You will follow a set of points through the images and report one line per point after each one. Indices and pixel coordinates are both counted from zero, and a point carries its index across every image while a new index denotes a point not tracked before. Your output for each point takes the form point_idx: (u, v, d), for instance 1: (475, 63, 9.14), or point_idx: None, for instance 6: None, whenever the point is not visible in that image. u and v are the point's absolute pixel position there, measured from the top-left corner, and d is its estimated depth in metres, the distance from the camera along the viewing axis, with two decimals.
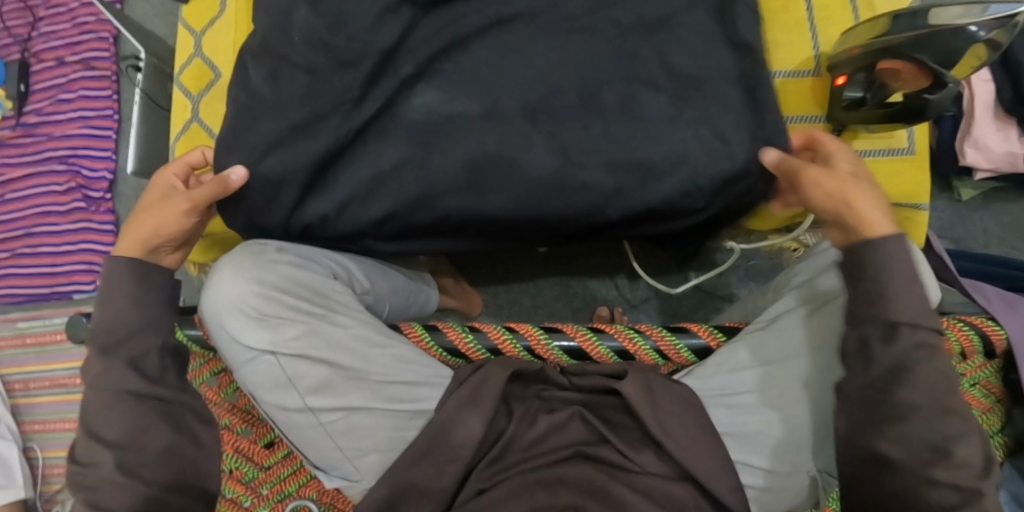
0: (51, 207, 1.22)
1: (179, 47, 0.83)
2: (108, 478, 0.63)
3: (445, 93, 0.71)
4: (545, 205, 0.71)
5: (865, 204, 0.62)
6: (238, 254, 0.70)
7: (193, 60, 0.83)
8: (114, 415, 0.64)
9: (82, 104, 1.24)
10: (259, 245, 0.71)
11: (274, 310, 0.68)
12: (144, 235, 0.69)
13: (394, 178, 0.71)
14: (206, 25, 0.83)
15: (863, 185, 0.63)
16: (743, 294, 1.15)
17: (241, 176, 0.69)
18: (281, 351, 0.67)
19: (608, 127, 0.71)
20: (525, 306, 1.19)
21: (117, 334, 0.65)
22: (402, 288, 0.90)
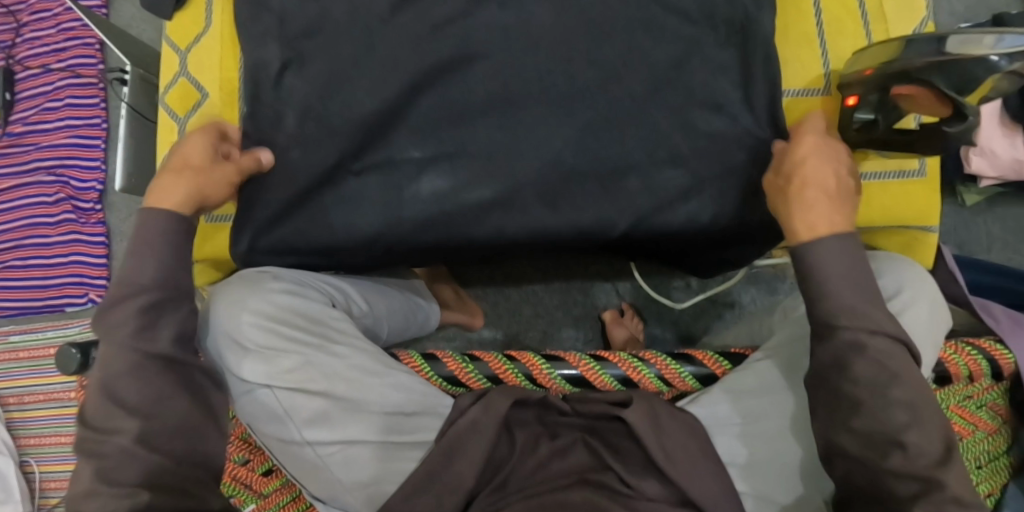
0: (42, 219, 1.20)
1: (163, 66, 0.80)
2: (126, 449, 0.59)
3: (442, 113, 0.69)
4: (542, 226, 0.69)
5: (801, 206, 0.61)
6: (236, 285, 0.69)
7: (179, 80, 0.80)
8: (137, 377, 0.60)
9: (70, 113, 1.21)
10: (258, 274, 0.70)
11: (271, 342, 0.66)
12: (188, 196, 0.64)
13: (391, 199, 0.69)
14: (191, 43, 0.80)
15: (810, 197, 0.61)
16: (745, 301, 1.14)
17: (273, 160, 0.70)
18: (277, 384, 0.65)
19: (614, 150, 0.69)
20: (525, 314, 1.16)
21: (149, 294, 0.61)
22: (400, 309, 0.87)
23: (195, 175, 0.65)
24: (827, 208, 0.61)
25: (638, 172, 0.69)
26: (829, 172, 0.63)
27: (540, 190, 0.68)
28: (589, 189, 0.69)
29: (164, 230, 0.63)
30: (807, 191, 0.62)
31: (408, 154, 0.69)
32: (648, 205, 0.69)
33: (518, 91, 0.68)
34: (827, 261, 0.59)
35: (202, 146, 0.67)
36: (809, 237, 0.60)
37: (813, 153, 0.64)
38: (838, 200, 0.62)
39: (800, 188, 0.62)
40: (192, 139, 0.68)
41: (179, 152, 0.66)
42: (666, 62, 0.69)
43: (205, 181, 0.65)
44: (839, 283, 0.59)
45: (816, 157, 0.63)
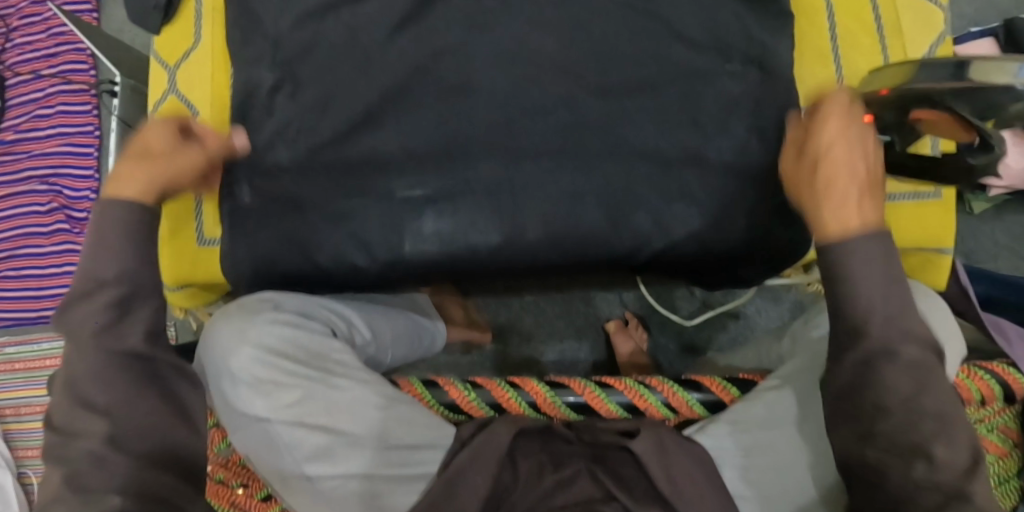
0: (34, 228, 1.17)
1: (152, 84, 0.78)
2: (97, 467, 0.55)
3: (445, 137, 0.68)
4: (552, 250, 0.68)
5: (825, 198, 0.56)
6: (238, 316, 0.67)
7: (167, 97, 0.78)
8: (107, 378, 0.55)
9: (62, 120, 1.18)
10: (259, 304, 0.68)
11: (270, 376, 0.65)
12: (161, 184, 0.59)
13: (392, 226, 0.67)
14: (180, 58, 0.78)
15: (838, 191, 0.55)
16: (752, 311, 1.10)
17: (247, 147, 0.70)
18: (279, 419, 0.64)
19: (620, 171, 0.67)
20: (526, 324, 1.14)
21: (115, 288, 0.56)
22: (405, 334, 0.85)
23: (168, 162, 0.60)
24: (855, 199, 0.54)
25: (644, 197, 0.67)
26: (857, 151, 0.56)
27: (544, 214, 0.66)
28: (596, 214, 0.67)
29: (130, 226, 0.57)
30: (835, 184, 0.55)
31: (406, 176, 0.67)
32: (655, 230, 0.67)
33: (522, 116, 0.68)
34: (859, 254, 0.53)
35: (165, 136, 0.61)
36: (837, 232, 0.54)
37: (842, 128, 0.56)
38: (870, 190, 0.55)
39: (827, 179, 0.56)
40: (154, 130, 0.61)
41: (147, 136, 0.61)
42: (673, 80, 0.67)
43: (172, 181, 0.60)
44: (867, 280, 0.53)
45: (845, 137, 0.56)
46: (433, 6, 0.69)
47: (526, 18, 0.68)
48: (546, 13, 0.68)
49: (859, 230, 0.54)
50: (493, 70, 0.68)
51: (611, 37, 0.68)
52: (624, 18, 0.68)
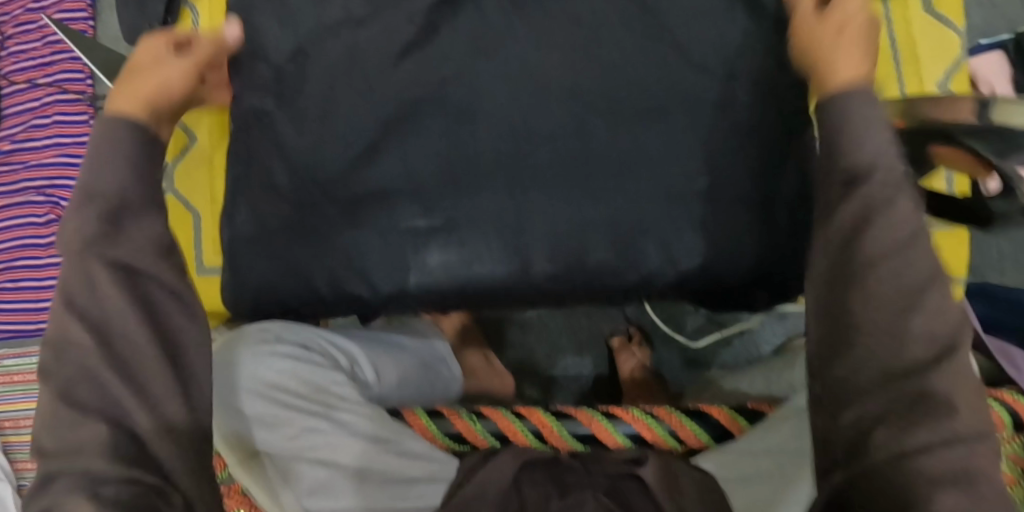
0: (32, 240, 1.16)
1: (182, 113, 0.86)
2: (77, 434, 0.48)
3: (450, 166, 0.67)
4: (560, 279, 0.68)
5: (835, 53, 0.53)
6: (242, 350, 0.68)
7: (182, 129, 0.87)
8: (102, 289, 0.48)
9: (58, 130, 1.16)
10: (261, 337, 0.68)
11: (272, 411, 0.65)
12: (161, 103, 0.56)
13: (399, 258, 0.67)
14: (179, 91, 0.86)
15: (849, 35, 0.53)
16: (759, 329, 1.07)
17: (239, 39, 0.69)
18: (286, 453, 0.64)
19: (627, 200, 0.67)
20: (530, 341, 1.13)
21: (106, 206, 0.50)
22: (414, 369, 0.80)
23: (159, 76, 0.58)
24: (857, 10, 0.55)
25: (653, 227, 0.67)
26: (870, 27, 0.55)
27: (551, 246, 0.67)
28: (603, 245, 0.67)
29: (131, 138, 0.52)
30: (846, 25, 0.54)
31: (413, 205, 0.67)
32: (664, 263, 0.68)
33: (529, 143, 0.67)
34: (859, 99, 0.50)
35: (158, 54, 0.60)
36: (843, 82, 0.51)
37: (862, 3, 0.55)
38: (869, 49, 0.53)
39: (836, 30, 0.54)
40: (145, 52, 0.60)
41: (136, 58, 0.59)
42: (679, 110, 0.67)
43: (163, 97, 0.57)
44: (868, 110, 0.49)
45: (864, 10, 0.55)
46: (438, 30, 0.68)
47: (533, 46, 0.67)
48: (554, 38, 0.67)
49: (864, 77, 0.51)
50: (498, 95, 0.67)
51: (620, 64, 0.67)
52: (633, 43, 0.67)
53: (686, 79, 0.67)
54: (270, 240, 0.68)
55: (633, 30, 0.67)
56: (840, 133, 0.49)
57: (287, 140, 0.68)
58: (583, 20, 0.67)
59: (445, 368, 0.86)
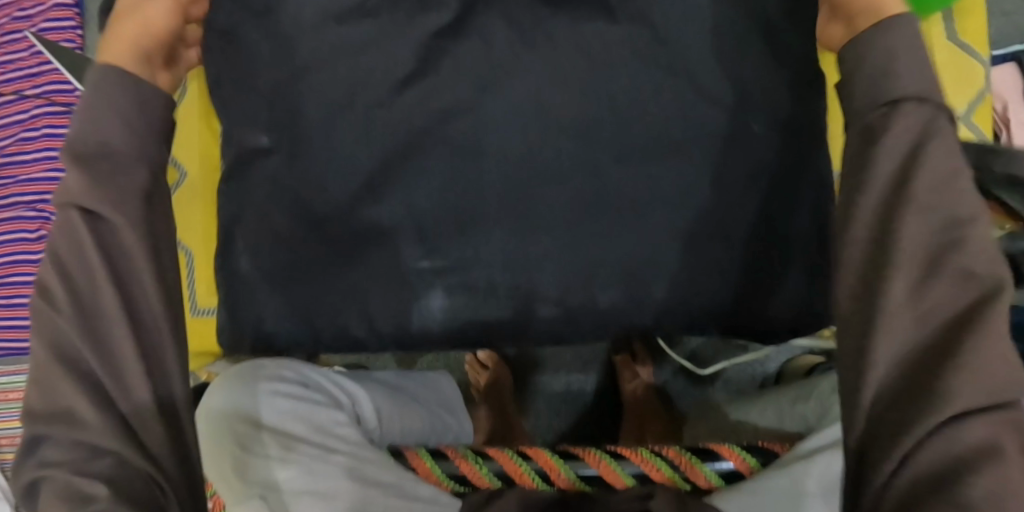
0: (23, 256, 1.13)
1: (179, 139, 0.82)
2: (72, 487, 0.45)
3: (456, 204, 0.65)
4: (569, 316, 0.67)
5: None
6: (238, 382, 0.64)
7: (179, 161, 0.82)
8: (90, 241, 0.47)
9: (48, 144, 1.13)
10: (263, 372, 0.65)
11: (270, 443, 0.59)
12: (143, 50, 0.55)
13: (403, 297, 0.66)
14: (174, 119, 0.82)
15: None
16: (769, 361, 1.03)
17: None
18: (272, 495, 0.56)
19: (637, 238, 0.65)
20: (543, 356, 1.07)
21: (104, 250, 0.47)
22: (417, 414, 0.77)
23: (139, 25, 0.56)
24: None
25: (663, 265, 0.65)
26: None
27: (559, 286, 0.66)
28: (612, 284, 0.66)
29: (118, 89, 0.51)
30: None
31: (419, 244, 0.65)
32: (674, 301, 0.67)
33: (536, 179, 0.65)
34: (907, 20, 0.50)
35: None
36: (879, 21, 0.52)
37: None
38: None
39: None
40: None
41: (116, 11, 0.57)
42: (691, 145, 0.65)
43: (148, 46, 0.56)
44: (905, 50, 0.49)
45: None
46: (441, 61, 0.65)
47: (541, 77, 0.65)
48: (562, 69, 0.64)
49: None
50: (505, 130, 0.65)
51: (629, 96, 0.65)
52: (644, 73, 0.65)
53: (699, 112, 0.65)
54: (271, 279, 0.66)
55: (643, 60, 0.65)
56: (876, 67, 0.49)
57: (286, 175, 0.65)
58: (591, 49, 0.64)
59: (451, 422, 0.83)
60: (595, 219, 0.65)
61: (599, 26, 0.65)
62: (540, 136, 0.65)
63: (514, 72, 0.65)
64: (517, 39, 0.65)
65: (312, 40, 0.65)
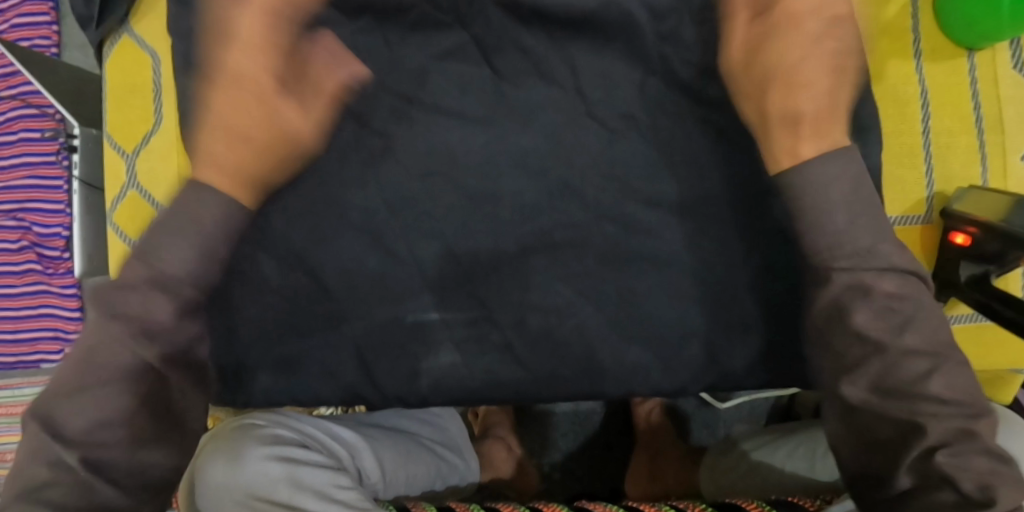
0: (4, 267, 1.07)
1: (107, 177, 0.63)
2: None
3: (467, 247, 0.59)
4: (589, 374, 0.60)
5: (790, 115, 0.52)
6: (224, 440, 0.58)
7: (127, 193, 0.63)
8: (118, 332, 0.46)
9: (25, 149, 1.05)
10: (261, 427, 0.59)
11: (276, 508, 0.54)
12: (248, 164, 0.53)
13: (407, 352, 0.60)
14: (140, 143, 0.63)
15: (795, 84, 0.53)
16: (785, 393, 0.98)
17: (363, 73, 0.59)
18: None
19: (668, 282, 0.59)
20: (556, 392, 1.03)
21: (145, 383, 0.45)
22: (421, 464, 0.73)
23: (258, 129, 0.54)
24: (808, 46, 0.53)
25: (695, 319, 0.59)
26: (829, 63, 0.53)
27: (580, 345, 0.59)
28: (641, 335, 0.59)
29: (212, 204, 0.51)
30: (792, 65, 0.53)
31: (429, 289, 0.60)
32: (703, 360, 0.60)
33: (554, 226, 0.59)
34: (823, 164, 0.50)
35: (270, 51, 0.54)
36: (804, 152, 0.51)
37: (809, 45, 0.53)
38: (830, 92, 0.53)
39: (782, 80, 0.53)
40: (229, 59, 0.54)
41: (220, 111, 0.53)
42: (728, 179, 0.59)
43: (286, 157, 0.56)
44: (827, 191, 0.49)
45: (807, 51, 0.52)
46: (447, 90, 0.59)
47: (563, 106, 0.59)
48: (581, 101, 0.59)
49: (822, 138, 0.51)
50: (521, 166, 0.59)
51: (660, 137, 0.59)
52: (677, 110, 0.59)
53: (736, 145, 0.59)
54: (267, 326, 0.60)
55: (673, 93, 0.59)
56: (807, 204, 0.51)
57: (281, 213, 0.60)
58: (615, 82, 0.59)
59: (456, 465, 0.79)
60: (621, 260, 0.59)
61: (625, 59, 0.59)
62: (562, 172, 0.59)
63: (531, 108, 0.59)
64: (534, 73, 0.60)
65: None
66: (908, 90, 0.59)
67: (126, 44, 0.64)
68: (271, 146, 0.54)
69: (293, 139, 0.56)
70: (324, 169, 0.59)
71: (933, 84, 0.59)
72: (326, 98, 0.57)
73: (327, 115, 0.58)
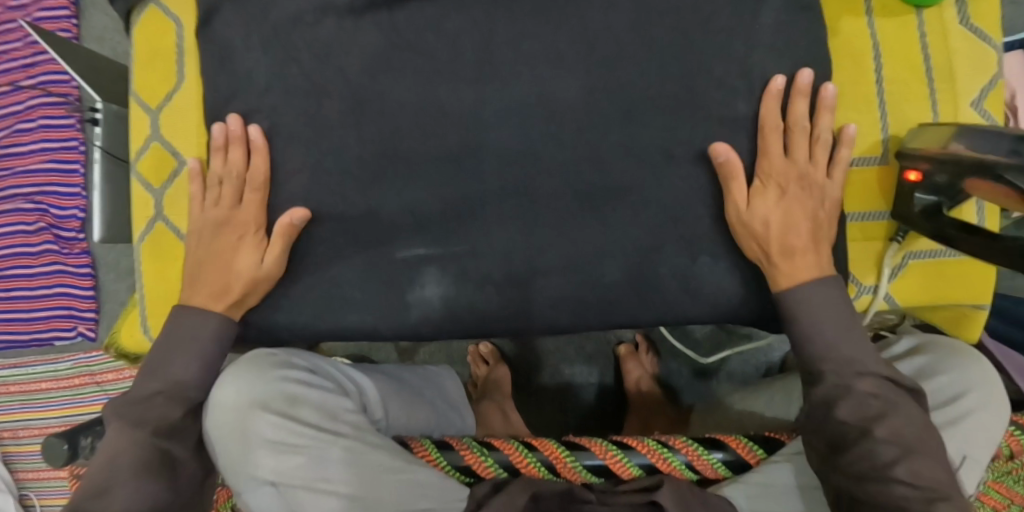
0: (22, 248, 1.12)
1: (132, 131, 0.70)
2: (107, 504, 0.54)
3: (457, 190, 0.66)
4: (572, 307, 0.66)
5: (786, 247, 0.61)
6: (239, 368, 0.62)
7: (150, 145, 0.70)
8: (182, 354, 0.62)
9: (43, 135, 1.11)
10: (272, 358, 0.63)
11: (282, 436, 0.59)
12: (211, 291, 0.63)
13: (403, 284, 0.66)
14: (164, 100, 0.70)
15: (795, 238, 0.61)
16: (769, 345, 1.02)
17: (303, 215, 0.65)
18: (285, 482, 0.58)
19: (642, 224, 0.65)
20: (550, 362, 1.07)
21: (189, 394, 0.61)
22: (421, 404, 0.77)
23: (223, 265, 0.64)
24: (777, 202, 0.61)
25: (666, 256, 0.65)
26: (799, 214, 0.61)
27: (560, 279, 0.65)
28: (619, 270, 0.65)
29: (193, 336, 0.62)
30: (791, 204, 0.61)
31: (425, 230, 0.66)
32: (674, 291, 0.65)
33: (535, 172, 0.65)
34: (813, 294, 0.60)
35: (238, 208, 0.65)
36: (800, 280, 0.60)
37: (778, 201, 0.61)
38: (820, 239, 0.62)
39: (784, 237, 0.61)
40: (208, 216, 0.65)
41: (204, 244, 0.65)
42: (695, 127, 0.64)
43: (251, 294, 0.65)
44: (818, 321, 0.60)
45: (777, 209, 0.61)
46: (440, 48, 0.66)
47: (545, 61, 0.65)
48: (560, 57, 0.65)
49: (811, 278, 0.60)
50: (508, 117, 0.65)
51: (631, 92, 0.64)
52: (647, 67, 0.64)
53: (703, 97, 0.64)
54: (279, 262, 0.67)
55: (646, 50, 0.64)
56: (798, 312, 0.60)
57: (296, 161, 0.66)
58: (593, 41, 0.64)
59: (455, 412, 0.84)
60: (598, 206, 0.65)
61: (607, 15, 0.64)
62: (547, 122, 0.65)
63: (516, 64, 0.65)
64: (518, 32, 0.65)
65: (322, 35, 0.66)
66: (861, 43, 0.65)
67: (153, 10, 0.70)
68: (236, 281, 0.64)
69: (259, 278, 0.64)
70: (331, 122, 0.66)
71: (885, 36, 0.65)
72: (278, 239, 0.64)
73: (284, 255, 0.65)
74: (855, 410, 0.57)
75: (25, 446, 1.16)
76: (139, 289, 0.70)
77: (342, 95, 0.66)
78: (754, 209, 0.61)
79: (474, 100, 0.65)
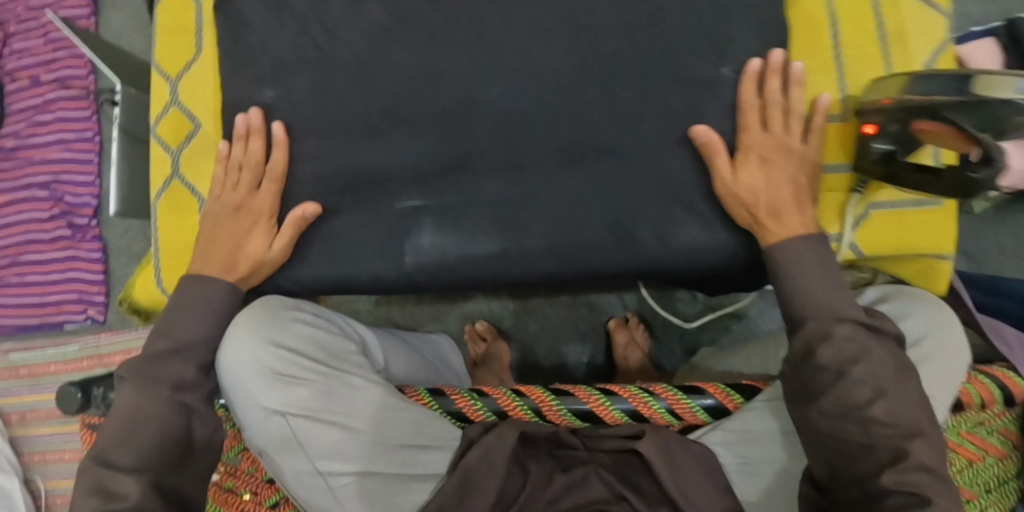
0: (35, 235, 1.17)
1: (154, 96, 0.77)
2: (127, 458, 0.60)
3: (449, 148, 0.71)
4: (557, 258, 0.70)
5: (771, 208, 0.65)
6: (249, 310, 0.66)
7: (170, 109, 0.77)
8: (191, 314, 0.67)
9: (61, 127, 1.17)
10: (280, 302, 0.67)
11: (289, 370, 0.63)
12: (222, 265, 0.69)
13: (399, 237, 0.71)
14: (182, 70, 0.77)
15: (780, 206, 0.65)
16: (753, 313, 1.05)
17: (315, 210, 0.70)
18: (292, 412, 0.63)
19: (622, 179, 0.69)
20: (544, 339, 1.10)
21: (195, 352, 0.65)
22: (419, 360, 0.81)
23: (234, 245, 0.69)
24: (761, 169, 0.66)
25: (645, 209, 0.69)
26: (783, 180, 0.66)
27: (547, 232, 0.69)
28: (601, 222, 0.69)
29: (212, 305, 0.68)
30: (773, 172, 0.66)
31: (419, 187, 0.71)
32: (653, 243, 0.69)
33: (523, 132, 0.70)
34: (802, 247, 0.64)
35: (255, 194, 0.71)
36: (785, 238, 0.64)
37: (761, 169, 0.66)
38: (803, 203, 0.66)
39: (765, 206, 0.65)
40: (227, 199, 0.71)
41: (220, 222, 0.70)
42: (672, 87, 0.69)
43: (259, 271, 0.70)
44: (809, 276, 0.63)
45: (760, 176, 0.65)
46: (435, 20, 0.71)
47: (532, 29, 0.70)
48: (546, 25, 0.70)
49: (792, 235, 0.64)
50: (497, 81, 0.70)
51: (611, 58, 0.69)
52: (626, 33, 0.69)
53: (678, 60, 0.69)
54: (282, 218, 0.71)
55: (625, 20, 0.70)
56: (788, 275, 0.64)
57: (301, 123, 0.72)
58: (575, 10, 0.70)
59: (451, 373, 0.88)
60: (580, 163, 0.70)
61: None
62: (532, 84, 0.70)
63: (504, 33, 0.70)
64: (505, 4, 0.70)
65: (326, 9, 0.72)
66: (819, 11, 0.70)
67: None
68: (248, 260, 0.69)
69: (268, 261, 0.70)
70: (335, 89, 0.72)
71: (840, 5, 0.70)
72: (288, 228, 0.70)
73: (292, 241, 0.71)
74: (835, 355, 0.59)
75: (32, 428, 1.19)
76: (155, 242, 0.75)
77: (344, 63, 0.72)
78: (731, 180, 0.66)
79: (465, 66, 0.71)
